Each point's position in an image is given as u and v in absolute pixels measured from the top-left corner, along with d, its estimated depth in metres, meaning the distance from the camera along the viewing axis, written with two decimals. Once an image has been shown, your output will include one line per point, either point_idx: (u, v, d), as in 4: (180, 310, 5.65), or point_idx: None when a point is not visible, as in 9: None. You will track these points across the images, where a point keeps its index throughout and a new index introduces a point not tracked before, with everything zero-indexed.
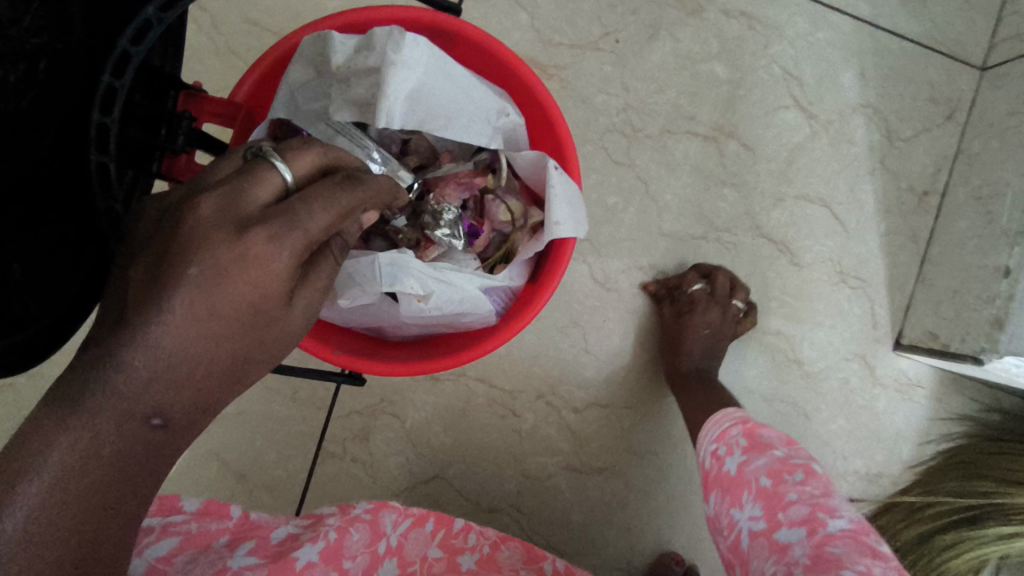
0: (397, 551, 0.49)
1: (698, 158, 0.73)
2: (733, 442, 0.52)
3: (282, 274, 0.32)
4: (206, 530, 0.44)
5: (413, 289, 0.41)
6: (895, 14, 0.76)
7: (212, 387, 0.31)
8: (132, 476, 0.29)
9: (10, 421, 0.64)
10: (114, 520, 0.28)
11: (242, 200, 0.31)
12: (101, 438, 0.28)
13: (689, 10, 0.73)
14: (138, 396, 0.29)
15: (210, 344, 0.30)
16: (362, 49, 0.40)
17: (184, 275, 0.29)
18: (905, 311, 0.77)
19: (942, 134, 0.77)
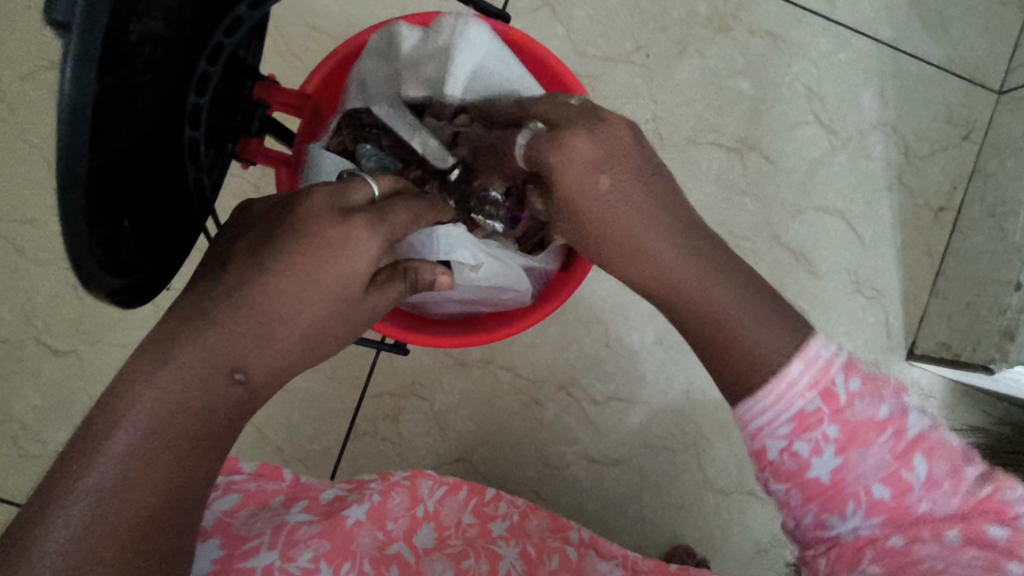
0: (434, 515, 0.52)
1: (721, 167, 0.77)
2: (820, 435, 0.35)
3: (368, 263, 0.36)
4: (264, 489, 0.48)
5: (466, 259, 0.45)
6: (916, 38, 0.80)
7: (290, 353, 0.35)
8: (214, 427, 0.32)
9: (70, 386, 0.69)
10: (197, 469, 0.31)
11: (345, 197, 0.36)
12: (189, 387, 0.31)
13: (716, 28, 0.77)
14: (225, 352, 0.32)
15: (293, 312, 0.34)
16: (429, 38, 0.47)
17: (281, 251, 0.34)
18: (919, 322, 0.79)
19: (959, 153, 0.80)
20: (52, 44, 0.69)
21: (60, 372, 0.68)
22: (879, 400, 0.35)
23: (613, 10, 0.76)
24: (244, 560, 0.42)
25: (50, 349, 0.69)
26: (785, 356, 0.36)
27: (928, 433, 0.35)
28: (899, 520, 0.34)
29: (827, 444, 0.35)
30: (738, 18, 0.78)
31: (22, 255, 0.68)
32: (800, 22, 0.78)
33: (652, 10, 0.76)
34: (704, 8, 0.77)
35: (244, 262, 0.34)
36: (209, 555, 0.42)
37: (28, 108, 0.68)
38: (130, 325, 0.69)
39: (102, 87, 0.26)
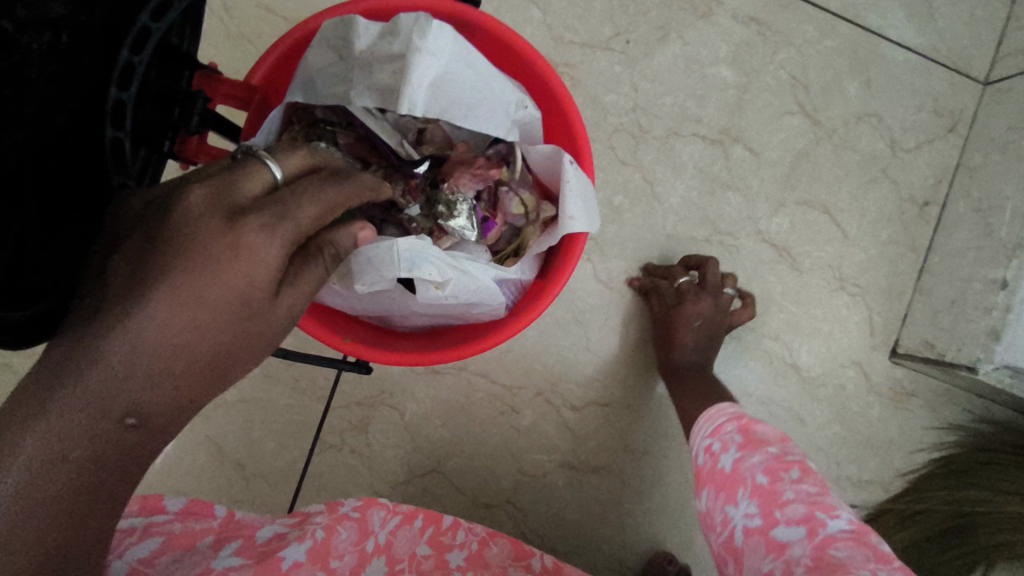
0: (385, 549, 0.47)
1: (704, 161, 0.74)
2: (760, 456, 0.49)
3: (271, 269, 0.31)
4: (190, 531, 0.42)
5: (432, 276, 0.40)
6: (903, 26, 0.77)
7: (193, 387, 0.29)
8: (106, 481, 0.27)
9: None
10: (86, 528, 0.27)
11: (230, 190, 0.31)
12: (71, 439, 0.26)
13: (700, 14, 0.73)
14: (112, 395, 0.27)
15: (192, 339, 0.29)
16: (386, 35, 0.40)
17: (169, 265, 0.28)
18: (902, 319, 0.77)
19: (944, 146, 0.78)
20: None
21: None
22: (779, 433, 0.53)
23: None
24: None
25: None
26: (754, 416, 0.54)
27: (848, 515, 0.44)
28: (810, 541, 0.43)
29: (743, 455, 0.50)
30: (722, 3, 0.74)
31: None
32: (785, 8, 0.75)
33: None
34: None
35: (126, 282, 0.28)
36: None
37: None
38: None
39: None
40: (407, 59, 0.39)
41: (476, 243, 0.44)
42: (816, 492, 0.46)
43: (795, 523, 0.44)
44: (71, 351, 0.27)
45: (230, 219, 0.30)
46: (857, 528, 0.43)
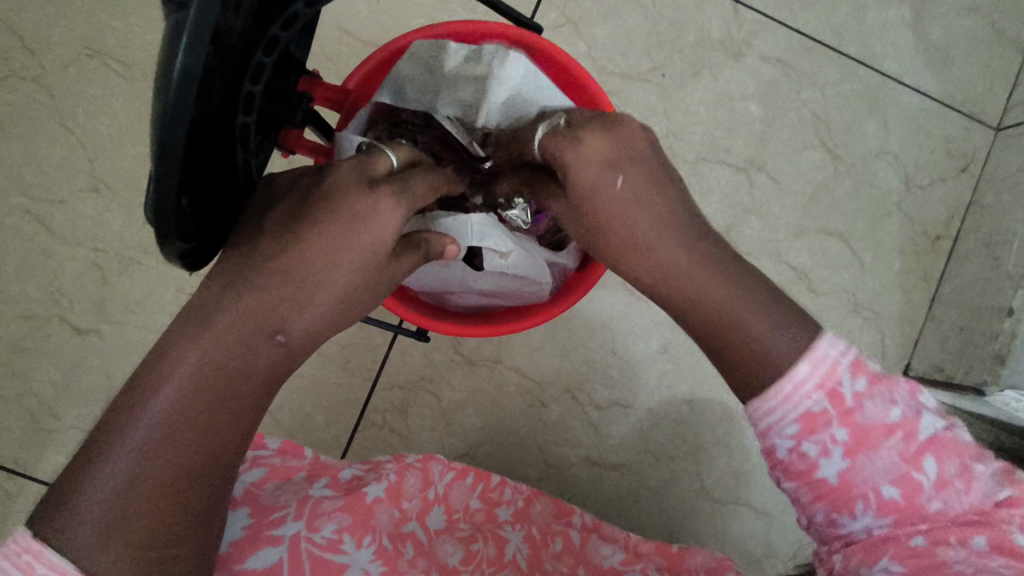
0: (443, 499, 0.52)
1: (729, 186, 0.80)
2: (827, 437, 0.38)
3: (393, 233, 0.38)
4: (287, 465, 0.49)
5: (498, 247, 0.48)
6: (920, 73, 0.84)
7: (324, 318, 0.38)
8: (250, 390, 0.34)
9: (90, 362, 0.71)
10: (241, 417, 0.34)
11: (367, 170, 0.39)
12: (230, 351, 0.34)
13: (731, 54, 0.81)
14: (266, 315, 0.35)
15: (327, 279, 0.37)
16: (472, 59, 0.50)
17: (316, 219, 0.37)
18: (914, 345, 0.81)
19: (956, 184, 0.83)
20: (93, 34, 0.72)
21: (82, 349, 0.71)
22: (854, 377, 0.38)
23: (632, 31, 0.80)
24: (272, 530, 0.42)
25: (73, 327, 0.71)
26: (794, 356, 0.39)
27: (936, 426, 0.38)
28: (900, 529, 0.37)
29: (803, 442, 0.38)
30: (752, 45, 0.81)
31: (52, 236, 0.71)
32: (810, 52, 0.82)
33: (670, 33, 0.80)
34: (719, 34, 0.81)
35: (277, 231, 0.37)
36: (240, 522, 0.43)
37: (69, 96, 0.72)
38: (156, 308, 0.72)
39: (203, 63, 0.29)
40: (489, 84, 0.50)
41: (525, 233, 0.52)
42: (928, 441, 0.37)
43: (897, 492, 0.37)
44: (233, 283, 0.35)
45: (369, 188, 0.38)
46: (971, 454, 0.38)
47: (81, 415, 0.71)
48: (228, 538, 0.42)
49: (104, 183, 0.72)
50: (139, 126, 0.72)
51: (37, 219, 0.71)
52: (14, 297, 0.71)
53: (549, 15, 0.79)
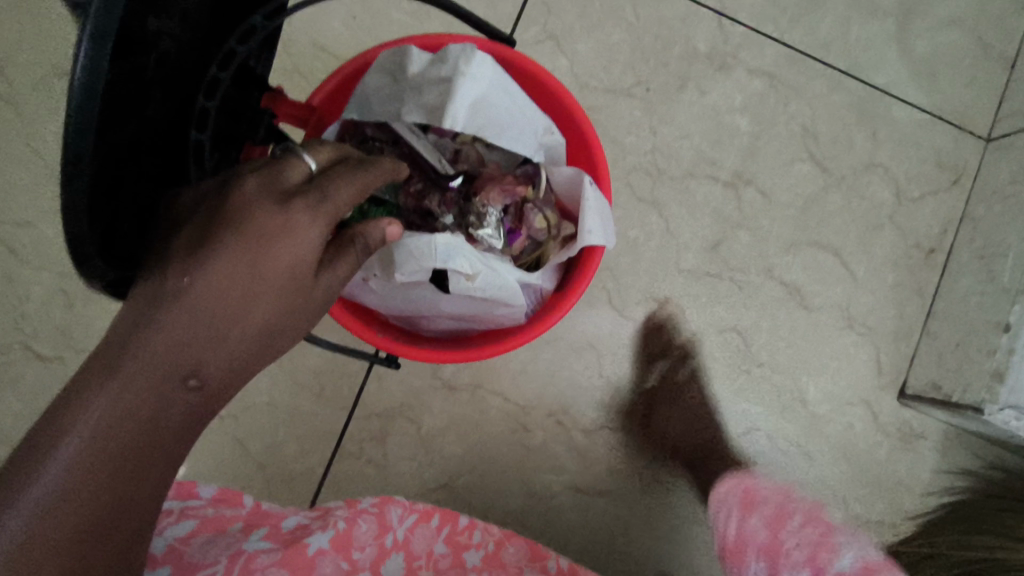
0: (403, 545, 0.48)
1: (717, 202, 0.78)
2: (806, 500, 0.72)
3: (311, 249, 0.36)
4: (221, 516, 0.45)
5: (463, 268, 0.45)
6: (908, 85, 0.83)
7: (246, 352, 0.34)
8: (167, 440, 0.30)
9: (53, 391, 0.68)
10: (148, 479, 0.29)
11: (278, 179, 0.36)
12: (140, 396, 0.29)
13: (716, 67, 0.80)
14: (180, 355, 0.31)
15: (245, 306, 0.33)
16: (436, 62, 0.46)
17: (228, 239, 0.34)
18: (909, 363, 0.79)
19: (948, 198, 0.82)
20: (61, 50, 0.70)
21: (45, 378, 0.68)
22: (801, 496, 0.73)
23: (615, 45, 0.78)
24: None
25: (35, 352, 0.68)
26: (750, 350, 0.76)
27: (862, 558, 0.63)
28: None
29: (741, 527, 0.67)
30: (737, 58, 0.80)
31: (15, 257, 0.69)
32: (796, 64, 0.81)
33: (653, 47, 0.79)
34: (703, 47, 0.79)
35: (184, 257, 0.33)
36: None
37: (35, 114, 0.70)
38: None
39: (113, 73, 0.28)
40: (453, 81, 0.45)
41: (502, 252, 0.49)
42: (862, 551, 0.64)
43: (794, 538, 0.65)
44: (143, 327, 0.31)
45: (282, 202, 0.35)
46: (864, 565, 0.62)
47: None
48: None
49: None
50: None
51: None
52: None
53: (530, 30, 0.77)
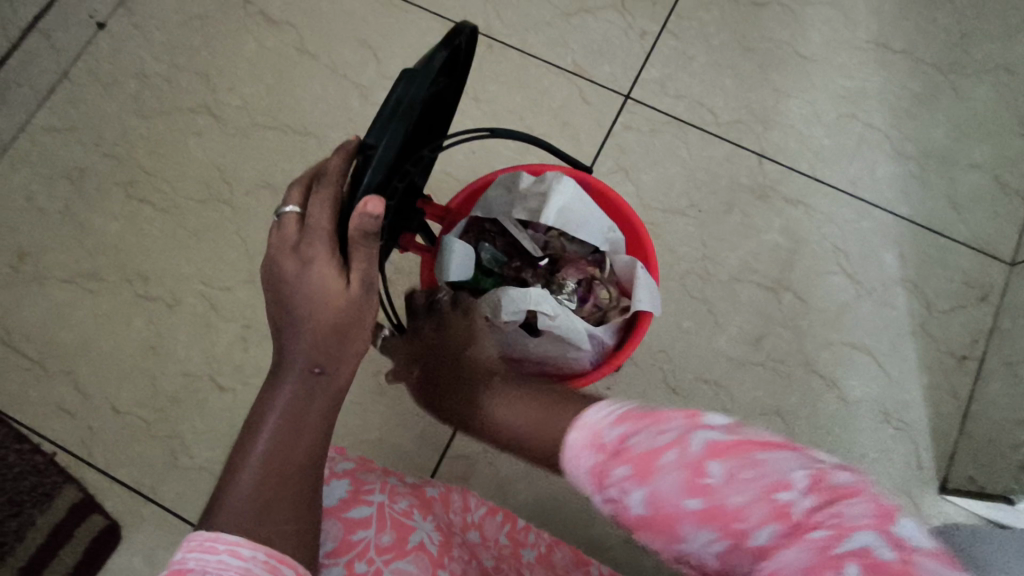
0: (478, 526, 0.64)
1: (760, 302, 0.93)
2: (643, 468, 0.42)
3: (334, 296, 0.48)
4: (371, 465, 0.65)
5: (548, 312, 0.64)
6: (931, 216, 0.96)
7: (344, 347, 0.49)
8: (315, 411, 0.47)
9: (224, 413, 0.89)
10: (309, 432, 0.47)
11: (295, 273, 0.48)
12: (290, 387, 0.47)
13: (758, 196, 0.98)
14: (304, 356, 0.48)
15: (321, 334, 0.48)
16: (537, 181, 0.68)
17: (295, 318, 0.48)
18: (949, 459, 0.86)
19: (977, 312, 0.92)
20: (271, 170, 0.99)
21: (219, 402, 0.90)
22: (617, 461, 0.42)
23: (673, 177, 0.99)
24: (367, 494, 0.58)
25: (218, 384, 0.90)
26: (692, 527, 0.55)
27: (710, 433, 0.41)
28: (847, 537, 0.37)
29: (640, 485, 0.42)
30: (776, 190, 0.98)
31: (214, 312, 0.93)
32: (827, 196, 0.98)
33: (705, 179, 0.99)
34: (747, 180, 0.98)
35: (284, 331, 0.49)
36: (339, 486, 0.59)
37: (246, 212, 0.98)
38: None
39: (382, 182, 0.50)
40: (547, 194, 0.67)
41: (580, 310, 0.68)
42: (707, 447, 0.40)
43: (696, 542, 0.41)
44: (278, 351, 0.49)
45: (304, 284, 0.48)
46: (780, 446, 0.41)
47: (212, 457, 0.88)
48: (333, 493, 0.58)
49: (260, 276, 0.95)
50: None
51: (207, 299, 0.94)
52: (179, 357, 0.92)
53: (606, 164, 1.00)
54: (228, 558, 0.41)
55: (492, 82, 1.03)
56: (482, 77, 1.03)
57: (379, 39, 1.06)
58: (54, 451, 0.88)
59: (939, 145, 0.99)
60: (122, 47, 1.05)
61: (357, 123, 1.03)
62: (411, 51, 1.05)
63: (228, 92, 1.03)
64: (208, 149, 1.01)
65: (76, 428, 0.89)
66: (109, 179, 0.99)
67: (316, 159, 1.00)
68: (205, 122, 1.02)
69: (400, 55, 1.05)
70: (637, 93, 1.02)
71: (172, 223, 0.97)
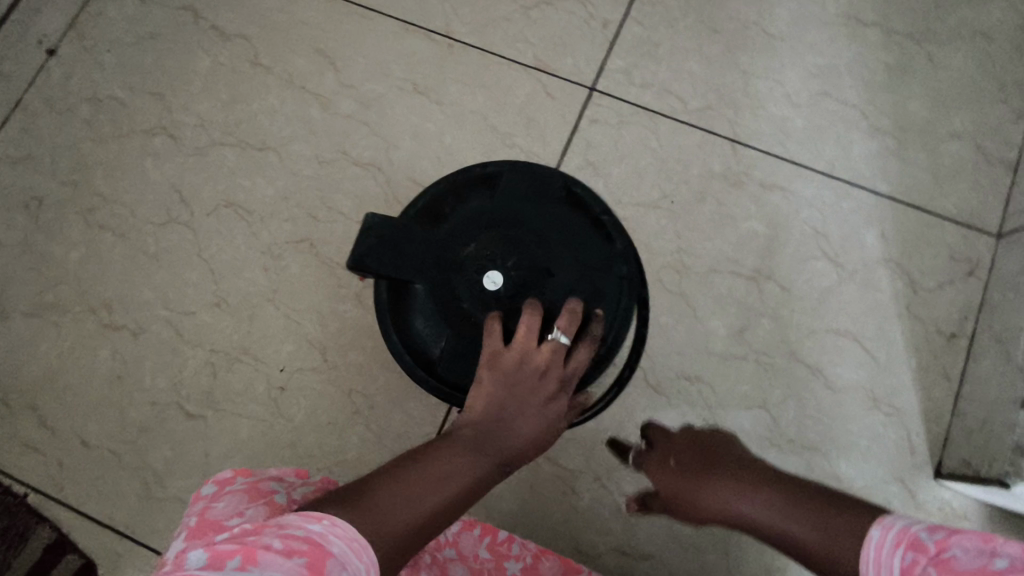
0: (454, 543, 0.62)
1: (739, 292, 0.90)
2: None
3: (556, 411, 0.61)
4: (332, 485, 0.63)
5: None
6: (911, 191, 0.93)
7: (519, 460, 0.58)
8: (483, 477, 0.53)
9: (195, 442, 0.87)
10: (465, 494, 0.51)
11: (526, 355, 0.61)
12: (485, 453, 0.55)
13: (732, 183, 0.95)
14: (504, 443, 0.56)
15: (523, 429, 0.58)
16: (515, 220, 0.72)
17: (509, 394, 0.59)
18: (943, 442, 0.83)
19: (964, 288, 0.89)
20: (231, 189, 0.97)
21: (190, 431, 0.87)
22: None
23: (643, 168, 0.96)
24: None
25: (189, 412, 0.88)
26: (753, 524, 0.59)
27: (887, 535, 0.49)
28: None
29: None
30: (751, 175, 0.95)
31: (181, 338, 0.91)
32: (803, 178, 0.95)
33: (676, 169, 0.96)
34: (720, 168, 0.95)
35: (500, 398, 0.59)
36: None
37: (208, 234, 0.95)
38: (255, 399, 0.88)
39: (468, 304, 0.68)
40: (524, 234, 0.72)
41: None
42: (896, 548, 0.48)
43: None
44: (486, 411, 0.58)
45: (537, 373, 0.61)
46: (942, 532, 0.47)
47: (187, 488, 0.86)
48: None
49: (227, 298, 0.92)
50: (256, 256, 0.94)
51: (173, 325, 0.92)
52: (148, 387, 0.89)
53: (574, 161, 0.97)
54: (327, 535, 0.41)
55: (454, 85, 1.00)
56: (443, 81, 1.00)
57: (335, 46, 1.03)
58: (26, 491, 0.86)
59: (917, 118, 0.96)
60: (73, 72, 1.02)
61: (316, 132, 0.99)
62: (368, 56, 1.02)
63: (184, 111, 1.01)
64: (166, 171, 0.98)
65: (47, 467, 0.87)
66: (66, 208, 0.97)
67: (277, 173, 0.98)
68: (162, 144, 0.99)
69: (357, 60, 1.02)
70: (602, 85, 0.99)
71: (133, 249, 0.95)
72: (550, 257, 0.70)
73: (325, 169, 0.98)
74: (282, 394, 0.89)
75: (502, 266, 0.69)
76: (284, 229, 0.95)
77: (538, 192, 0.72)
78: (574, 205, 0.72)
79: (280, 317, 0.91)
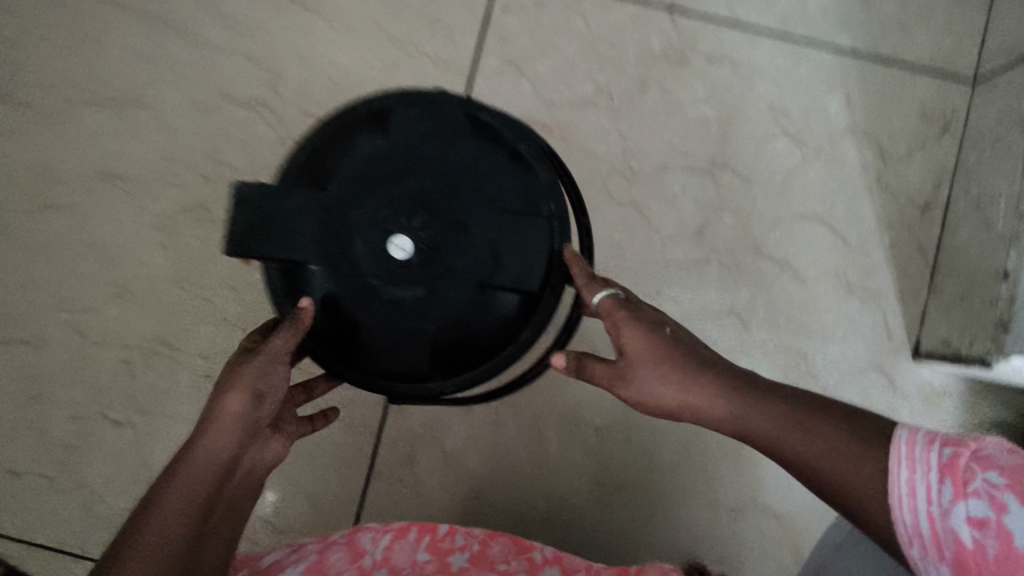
0: (385, 561, 0.54)
1: (695, 191, 0.80)
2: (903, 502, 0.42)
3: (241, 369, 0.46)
4: None
5: None
6: (877, 42, 0.82)
7: (231, 434, 0.44)
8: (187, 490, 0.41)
9: (130, 448, 0.80)
10: (179, 526, 0.40)
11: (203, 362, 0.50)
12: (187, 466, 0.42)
13: (675, 63, 0.82)
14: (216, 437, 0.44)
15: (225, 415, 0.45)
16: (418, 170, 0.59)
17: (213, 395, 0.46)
18: (919, 320, 0.79)
19: (938, 149, 0.80)
20: (97, 157, 0.82)
21: (122, 438, 0.80)
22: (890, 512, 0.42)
23: (572, 61, 0.82)
24: None
25: (114, 421, 0.80)
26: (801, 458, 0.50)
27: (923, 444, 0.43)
28: None
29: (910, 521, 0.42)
30: (696, 49, 0.82)
31: (85, 339, 0.80)
32: (756, 45, 0.82)
33: (610, 55, 0.82)
34: (660, 47, 0.82)
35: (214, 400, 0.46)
36: None
37: (85, 215, 0.82)
38: (182, 394, 0.80)
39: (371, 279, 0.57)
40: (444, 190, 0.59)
41: (511, 319, 0.59)
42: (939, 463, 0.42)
43: (986, 507, 0.40)
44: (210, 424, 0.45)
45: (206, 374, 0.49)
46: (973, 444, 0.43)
47: (132, 500, 0.79)
48: None
49: (122, 289, 0.81)
50: (147, 233, 0.81)
51: (70, 327, 0.80)
52: (60, 402, 0.80)
53: (492, 62, 0.83)
54: None
55: None
56: None
57: None
58: None
59: None
60: None
61: (182, 72, 0.83)
62: None
63: (15, 68, 0.82)
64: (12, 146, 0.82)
65: None
66: None
67: (147, 130, 0.82)
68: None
69: None
70: None
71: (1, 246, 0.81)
72: (467, 208, 0.58)
73: (202, 118, 0.82)
74: (212, 383, 0.80)
75: (409, 228, 0.57)
76: (169, 197, 0.82)
77: (444, 124, 0.59)
78: (485, 140, 0.59)
79: (190, 299, 0.81)
